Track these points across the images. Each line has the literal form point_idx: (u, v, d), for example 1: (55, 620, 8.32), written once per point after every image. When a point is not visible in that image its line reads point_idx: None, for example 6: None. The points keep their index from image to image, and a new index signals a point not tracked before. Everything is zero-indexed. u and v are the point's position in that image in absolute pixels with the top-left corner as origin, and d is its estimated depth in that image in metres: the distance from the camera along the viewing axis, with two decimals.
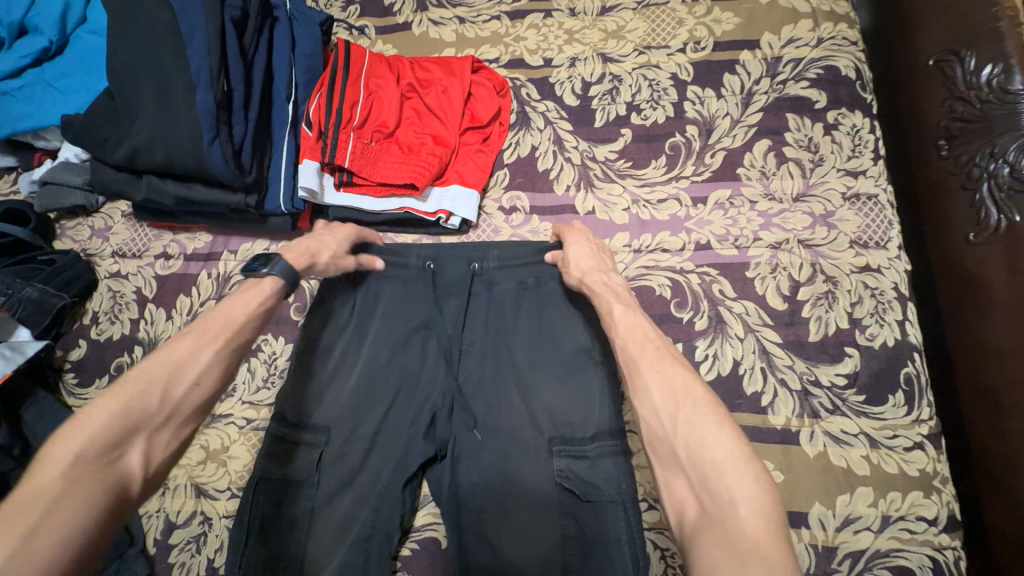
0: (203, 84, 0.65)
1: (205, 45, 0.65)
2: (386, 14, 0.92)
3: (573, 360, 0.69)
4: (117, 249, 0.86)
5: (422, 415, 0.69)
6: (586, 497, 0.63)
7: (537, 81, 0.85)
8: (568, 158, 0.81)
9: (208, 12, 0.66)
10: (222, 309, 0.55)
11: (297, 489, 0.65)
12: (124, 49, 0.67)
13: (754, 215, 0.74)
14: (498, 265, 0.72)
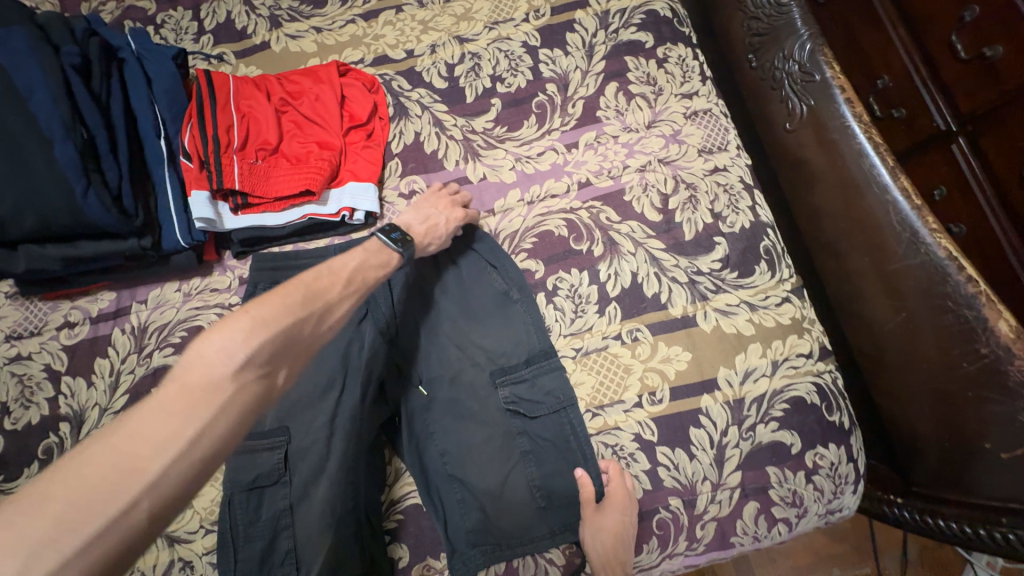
0: (58, 135, 0.64)
1: (49, 97, 0.64)
2: (241, 38, 0.94)
3: (492, 308, 0.79)
4: (11, 332, 0.81)
5: (368, 386, 0.75)
6: (530, 412, 0.74)
7: (405, 73, 0.91)
8: (451, 135, 0.88)
9: (44, 65, 0.65)
10: (358, 268, 0.65)
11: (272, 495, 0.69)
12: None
13: (619, 147, 0.86)
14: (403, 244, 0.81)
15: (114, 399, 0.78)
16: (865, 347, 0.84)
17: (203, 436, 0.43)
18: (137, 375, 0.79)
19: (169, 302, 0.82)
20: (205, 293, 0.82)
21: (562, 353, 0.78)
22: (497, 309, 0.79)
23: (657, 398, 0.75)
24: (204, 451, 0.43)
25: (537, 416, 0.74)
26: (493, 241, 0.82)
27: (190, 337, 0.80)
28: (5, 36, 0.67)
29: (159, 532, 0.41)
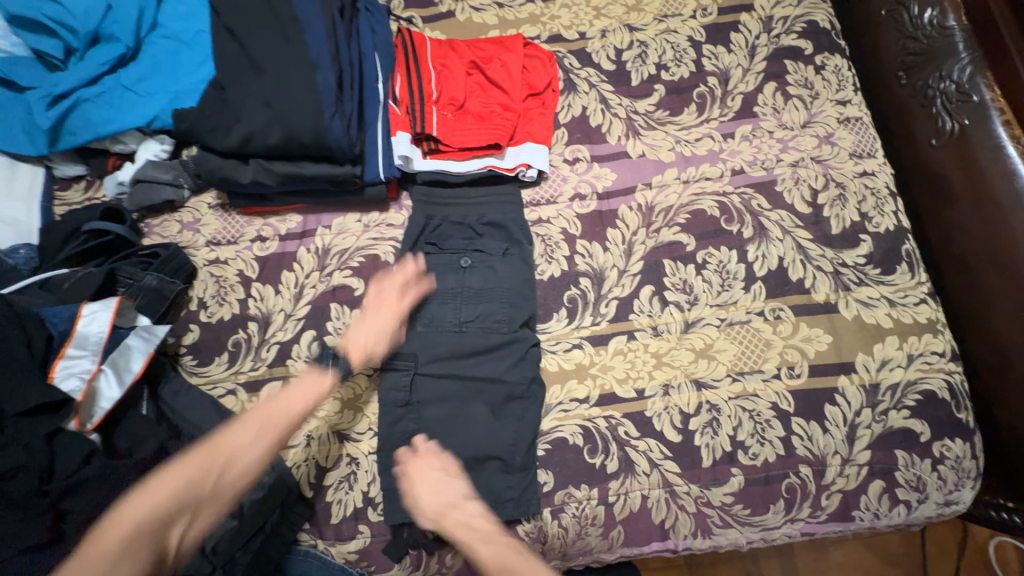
0: (323, 65, 0.75)
1: (322, 32, 0.76)
2: (429, 4, 1.03)
3: (448, 284, 0.85)
4: (211, 238, 0.91)
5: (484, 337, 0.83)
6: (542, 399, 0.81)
7: (576, 52, 0.99)
8: (615, 113, 0.95)
9: (320, 5, 0.77)
10: (275, 404, 0.71)
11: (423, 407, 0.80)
12: (244, 42, 0.76)
13: (774, 142, 0.92)
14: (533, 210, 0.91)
15: (298, 307, 0.87)
16: (986, 363, 0.85)
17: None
18: (318, 289, 0.88)
19: (350, 230, 0.90)
20: (382, 227, 0.91)
21: (535, 327, 0.85)
22: (455, 286, 0.85)
23: (796, 372, 0.81)
24: None
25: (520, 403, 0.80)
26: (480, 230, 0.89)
27: (367, 263, 0.89)
28: None
29: None
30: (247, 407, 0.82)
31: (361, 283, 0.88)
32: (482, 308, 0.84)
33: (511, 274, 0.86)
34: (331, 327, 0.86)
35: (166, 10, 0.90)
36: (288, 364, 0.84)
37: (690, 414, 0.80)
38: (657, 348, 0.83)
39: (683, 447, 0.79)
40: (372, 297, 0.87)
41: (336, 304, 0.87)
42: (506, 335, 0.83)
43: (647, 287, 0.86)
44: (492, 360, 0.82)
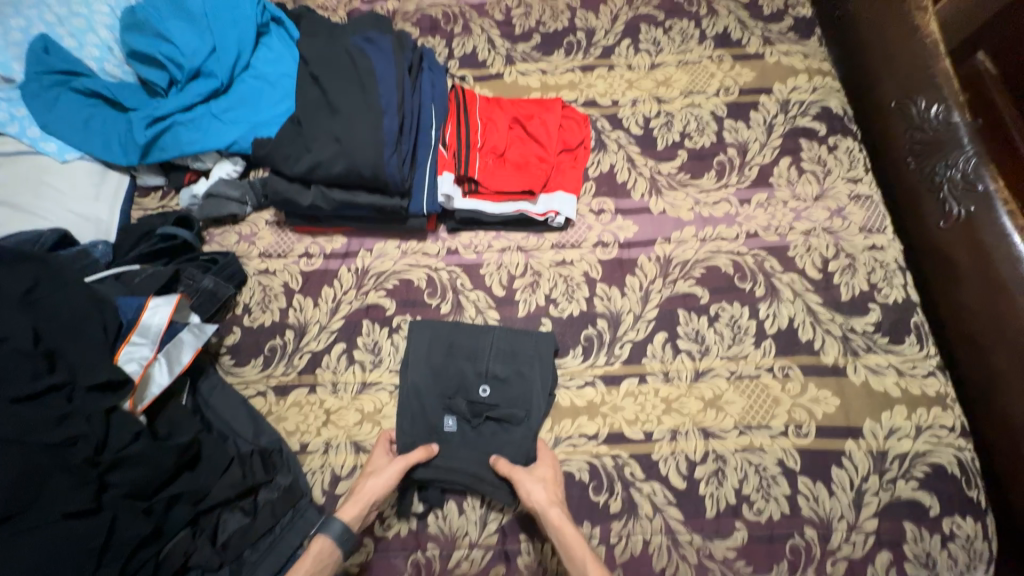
0: (390, 113, 0.87)
1: (393, 86, 0.88)
2: (481, 66, 1.17)
3: (470, 432, 0.84)
4: (264, 251, 1.00)
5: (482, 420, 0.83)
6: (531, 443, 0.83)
7: (608, 116, 1.10)
8: (641, 172, 1.04)
9: (395, 64, 0.90)
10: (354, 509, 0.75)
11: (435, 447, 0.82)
12: (324, 87, 0.89)
13: (788, 211, 0.99)
14: (559, 250, 0.99)
15: (332, 320, 0.94)
16: (997, 444, 0.85)
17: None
18: (354, 306, 0.95)
19: (389, 255, 0.99)
20: (418, 254, 0.99)
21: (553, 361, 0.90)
22: (477, 430, 0.84)
23: (803, 432, 0.83)
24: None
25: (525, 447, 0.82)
26: (512, 273, 0.96)
27: (401, 286, 0.96)
28: (377, 37, 0.92)
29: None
30: (275, 409, 0.87)
31: (392, 303, 0.95)
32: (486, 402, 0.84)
33: (529, 396, 0.84)
34: (361, 342, 0.92)
35: (260, 56, 1.04)
36: (317, 373, 0.90)
37: (696, 461, 0.82)
38: (666, 393, 0.86)
39: (687, 494, 0.80)
40: (401, 317, 0.94)
41: (368, 321, 0.93)
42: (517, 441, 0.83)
43: (661, 333, 0.90)
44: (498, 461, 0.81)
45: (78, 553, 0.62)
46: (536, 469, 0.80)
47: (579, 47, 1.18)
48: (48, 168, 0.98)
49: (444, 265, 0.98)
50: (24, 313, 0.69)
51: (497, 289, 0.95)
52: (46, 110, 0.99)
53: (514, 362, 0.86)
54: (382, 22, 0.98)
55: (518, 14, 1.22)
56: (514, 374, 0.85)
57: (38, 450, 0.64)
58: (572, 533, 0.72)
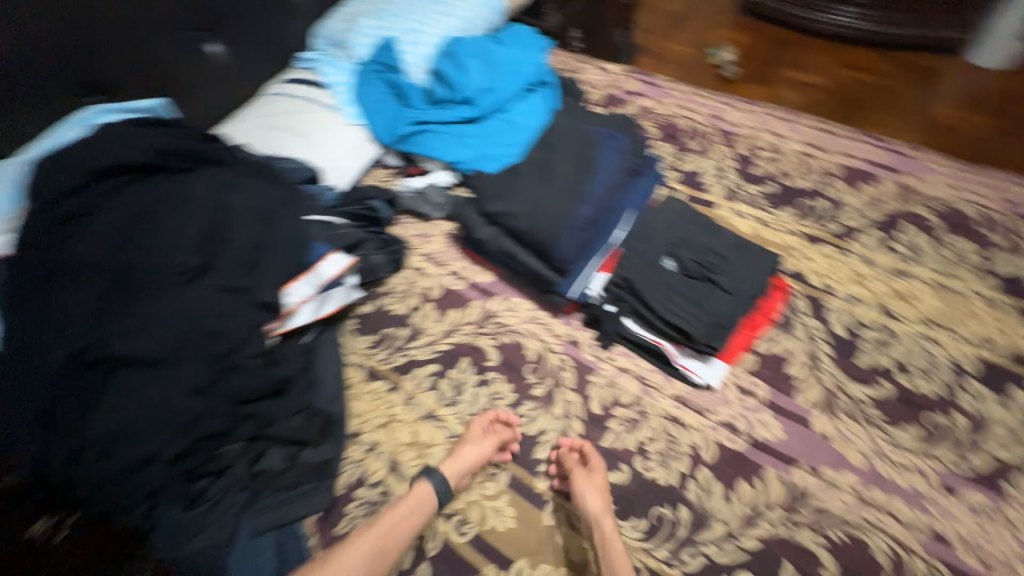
0: (587, 202, 0.90)
1: (604, 181, 0.91)
2: (699, 187, 1.13)
3: (683, 277, 0.89)
4: (428, 253, 1.12)
5: (710, 255, 0.91)
6: (729, 292, 0.87)
7: (812, 298, 0.95)
8: (820, 377, 0.87)
9: (617, 164, 0.94)
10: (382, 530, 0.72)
11: (651, 264, 0.90)
12: (548, 156, 0.96)
13: (1012, 540, 0.71)
14: (679, 405, 0.87)
15: (442, 340, 0.99)
16: None
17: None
18: (465, 338, 0.99)
19: (519, 313, 1.01)
20: (544, 327, 0.99)
21: (610, 516, 0.78)
22: (689, 281, 0.89)
23: None
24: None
25: (722, 308, 0.85)
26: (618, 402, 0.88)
27: (512, 346, 0.97)
28: (613, 138, 0.97)
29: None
30: (357, 385, 0.95)
31: (496, 357, 0.96)
32: (692, 292, 0.87)
33: (743, 283, 0.88)
34: (452, 375, 0.94)
35: (517, 107, 1.19)
36: (404, 377, 0.95)
37: None
38: None
39: None
40: (495, 374, 0.94)
41: (468, 360, 0.96)
42: (721, 303, 0.86)
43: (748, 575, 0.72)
44: (688, 321, 0.85)
45: (168, 421, 0.72)
46: (596, 474, 0.78)
47: (815, 215, 1.07)
48: (336, 123, 1.27)
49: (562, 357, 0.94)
50: (261, 229, 0.85)
51: (595, 405, 0.89)
52: (363, 85, 1.32)
53: (741, 253, 0.92)
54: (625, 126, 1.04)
55: (763, 158, 1.17)
56: (737, 260, 0.90)
57: (203, 334, 0.75)
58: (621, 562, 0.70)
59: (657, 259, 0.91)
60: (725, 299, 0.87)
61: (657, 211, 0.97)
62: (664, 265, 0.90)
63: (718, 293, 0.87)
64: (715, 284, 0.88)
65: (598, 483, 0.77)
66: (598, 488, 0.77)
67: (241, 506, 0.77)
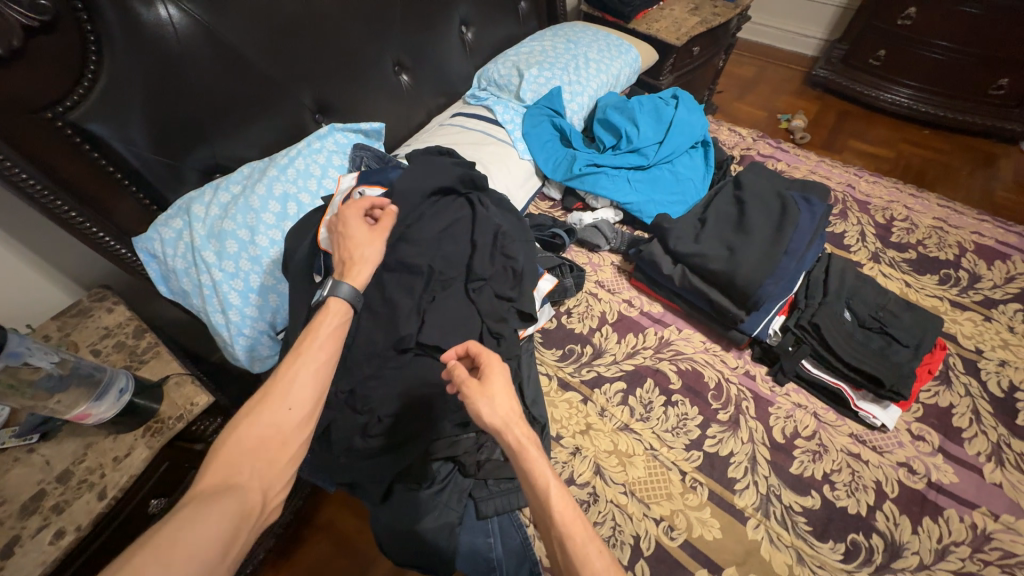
0: (788, 254, 1.03)
1: (803, 239, 1.05)
2: (844, 247, 1.26)
3: (861, 329, 1.02)
4: (600, 281, 1.24)
5: (884, 312, 1.03)
6: (908, 348, 0.98)
7: (965, 358, 1.06)
8: (985, 430, 0.96)
9: (814, 227, 1.07)
10: (319, 334, 0.70)
11: (833, 314, 1.02)
12: (743, 210, 1.11)
13: None
14: (857, 443, 0.96)
15: (624, 361, 1.10)
16: None
17: (286, 407, 0.62)
18: (646, 361, 1.10)
19: (693, 343, 1.12)
20: (718, 358, 1.09)
21: (808, 537, 0.86)
22: (866, 334, 1.01)
23: None
24: (283, 404, 0.62)
25: (905, 361, 0.96)
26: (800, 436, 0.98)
27: (691, 373, 1.07)
28: (810, 202, 1.11)
29: (303, 420, 0.62)
30: (552, 394, 1.05)
31: (678, 381, 1.06)
32: (873, 344, 0.99)
33: (919, 341, 0.99)
34: (639, 393, 1.05)
35: (684, 163, 1.35)
36: (595, 391, 1.05)
37: None
38: None
39: None
40: (680, 396, 1.04)
41: (652, 381, 1.06)
42: (903, 356, 0.97)
43: None
44: (875, 369, 0.95)
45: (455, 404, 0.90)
46: (494, 373, 0.66)
47: (956, 283, 1.18)
48: (512, 157, 1.43)
49: (740, 388, 1.05)
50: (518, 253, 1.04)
51: (778, 434, 0.98)
52: (533, 126, 1.47)
53: (910, 313, 1.04)
54: (826, 194, 1.16)
55: (900, 227, 1.30)
56: (909, 319, 1.02)
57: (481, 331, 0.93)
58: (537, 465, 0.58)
59: (839, 310, 1.03)
60: (905, 353, 0.98)
61: (829, 269, 1.10)
62: (844, 317, 1.02)
63: (896, 347, 0.99)
64: (894, 340, 0.99)
65: (491, 373, 0.66)
66: (490, 375, 0.66)
67: (468, 491, 0.90)
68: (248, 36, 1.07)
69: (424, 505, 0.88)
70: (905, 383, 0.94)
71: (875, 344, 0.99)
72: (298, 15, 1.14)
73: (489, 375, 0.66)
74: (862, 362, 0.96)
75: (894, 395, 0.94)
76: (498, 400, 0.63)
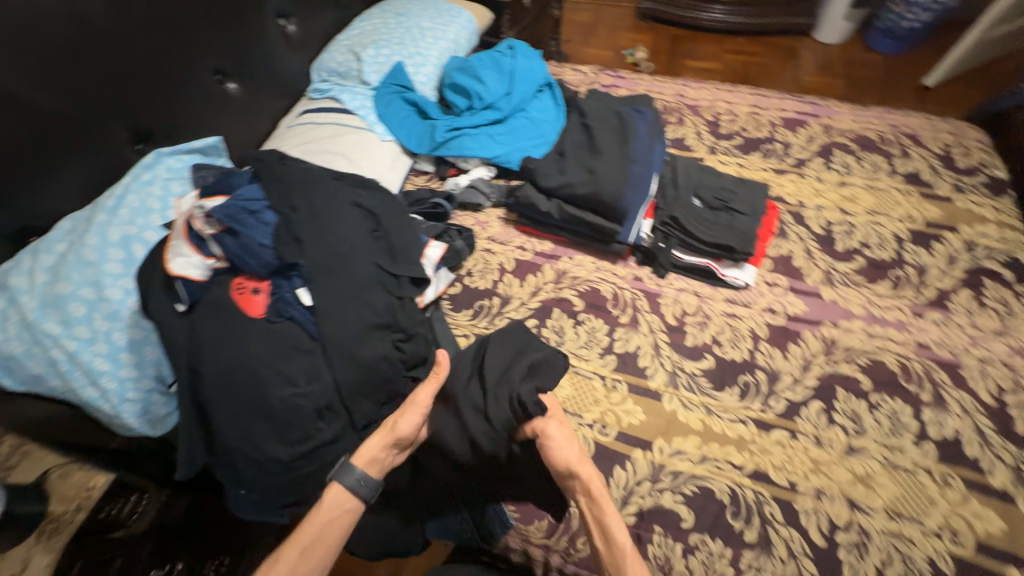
0: (636, 161, 1.15)
1: (644, 146, 1.18)
2: (687, 149, 1.44)
3: (710, 210, 1.17)
4: (491, 236, 1.29)
5: (723, 190, 1.20)
6: (746, 214, 1.16)
7: (793, 212, 1.27)
8: (817, 264, 1.18)
9: (651, 132, 1.22)
10: (337, 518, 0.77)
11: (686, 204, 1.17)
12: (591, 134, 1.21)
13: (964, 335, 1.04)
14: (730, 305, 1.13)
15: (531, 300, 1.17)
16: None
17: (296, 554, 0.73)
18: (549, 294, 1.17)
19: (585, 266, 1.22)
20: (609, 272, 1.20)
21: (711, 392, 1.01)
22: (714, 212, 1.17)
23: (960, 540, 0.83)
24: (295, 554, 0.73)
25: (746, 224, 1.14)
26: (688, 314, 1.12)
27: (590, 292, 1.17)
28: (642, 111, 1.25)
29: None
30: None
31: (581, 303, 1.15)
32: (721, 219, 1.15)
33: (752, 206, 1.17)
34: (550, 323, 1.13)
35: (536, 106, 1.42)
36: None
37: (838, 527, 0.85)
38: (816, 455, 0.92)
39: (826, 554, 0.83)
40: (585, 315, 1.14)
41: (559, 310, 1.15)
42: (745, 221, 1.14)
43: (817, 402, 0.98)
44: (726, 238, 1.11)
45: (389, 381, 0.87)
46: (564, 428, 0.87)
47: (775, 154, 1.40)
48: (374, 141, 1.40)
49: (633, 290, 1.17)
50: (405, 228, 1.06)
51: (670, 318, 1.12)
52: (385, 106, 1.45)
53: (742, 186, 1.22)
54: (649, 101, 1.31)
55: (725, 120, 1.50)
56: (742, 191, 1.21)
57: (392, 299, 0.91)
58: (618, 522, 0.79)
59: (688, 198, 1.18)
60: (745, 219, 1.15)
61: (675, 167, 1.25)
62: (694, 204, 1.17)
63: (738, 216, 1.16)
64: (735, 211, 1.16)
65: (562, 434, 0.86)
66: (561, 434, 0.86)
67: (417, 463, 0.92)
68: (12, 72, 0.90)
69: None
70: (750, 242, 1.11)
71: (722, 218, 1.16)
72: (72, 37, 0.98)
73: (558, 432, 0.85)
74: (716, 236, 1.12)
75: (744, 254, 1.11)
76: (574, 455, 0.84)
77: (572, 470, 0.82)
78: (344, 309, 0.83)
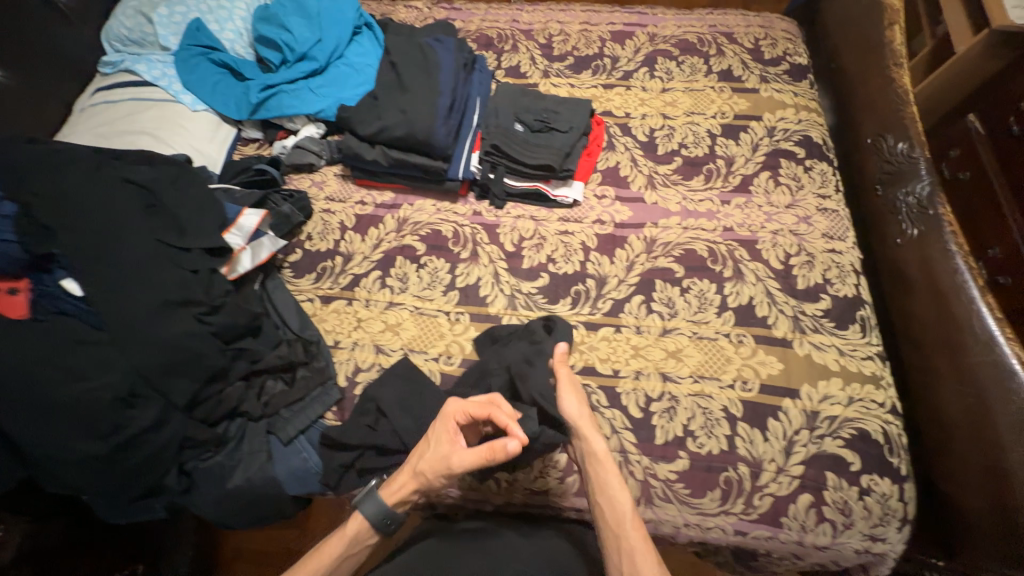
0: (442, 94, 1.14)
1: (450, 77, 1.17)
2: (521, 76, 1.43)
3: (532, 132, 1.19)
4: (329, 196, 1.25)
5: (543, 111, 1.22)
6: (564, 131, 1.19)
7: (620, 125, 1.32)
8: (641, 170, 1.24)
9: (454, 62, 1.20)
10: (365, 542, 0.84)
11: (507, 131, 1.18)
12: (399, 74, 1.18)
13: (761, 213, 1.16)
14: (563, 223, 1.19)
15: (373, 253, 1.16)
16: (935, 431, 0.97)
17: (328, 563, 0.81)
18: (392, 244, 1.17)
19: (426, 210, 1.22)
20: (449, 211, 1.21)
21: (546, 306, 1.08)
22: (537, 134, 1.19)
23: (748, 386, 0.97)
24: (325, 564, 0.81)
25: (564, 141, 1.17)
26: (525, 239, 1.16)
27: (432, 235, 1.18)
28: (445, 41, 1.23)
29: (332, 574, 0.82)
30: (319, 312, 1.09)
31: (423, 246, 1.17)
32: (542, 140, 1.18)
33: (571, 122, 1.20)
34: (394, 272, 1.13)
35: (354, 49, 1.34)
36: (356, 290, 1.12)
37: (653, 398, 0.97)
38: (636, 342, 1.03)
39: (642, 422, 0.95)
40: (428, 257, 1.15)
41: (402, 258, 1.15)
42: (563, 138, 1.18)
43: (638, 296, 1.08)
44: (545, 158, 1.15)
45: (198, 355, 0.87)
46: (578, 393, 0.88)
47: (603, 69, 1.43)
48: (183, 113, 1.28)
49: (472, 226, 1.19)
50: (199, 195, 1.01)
51: (508, 245, 1.16)
52: (188, 72, 1.31)
53: (563, 104, 1.24)
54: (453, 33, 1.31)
55: (557, 41, 1.49)
56: (563, 109, 1.23)
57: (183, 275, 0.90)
58: (616, 480, 0.80)
59: (510, 124, 1.20)
60: (564, 136, 1.18)
61: (497, 95, 1.25)
62: (517, 130, 1.19)
63: (557, 134, 1.19)
64: (554, 129, 1.19)
65: (572, 400, 0.86)
66: (568, 398, 0.87)
67: (266, 429, 0.94)
68: None
69: (226, 465, 0.90)
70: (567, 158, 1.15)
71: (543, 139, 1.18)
72: None
73: (572, 399, 0.86)
74: (536, 158, 1.15)
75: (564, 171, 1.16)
76: (584, 419, 0.85)
77: (577, 427, 0.84)
78: (127, 291, 0.86)
